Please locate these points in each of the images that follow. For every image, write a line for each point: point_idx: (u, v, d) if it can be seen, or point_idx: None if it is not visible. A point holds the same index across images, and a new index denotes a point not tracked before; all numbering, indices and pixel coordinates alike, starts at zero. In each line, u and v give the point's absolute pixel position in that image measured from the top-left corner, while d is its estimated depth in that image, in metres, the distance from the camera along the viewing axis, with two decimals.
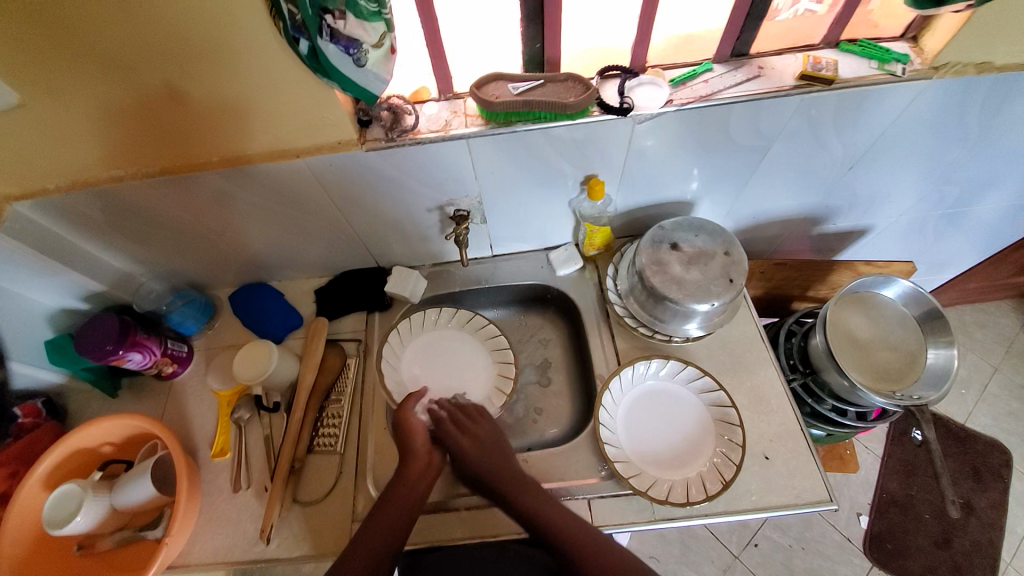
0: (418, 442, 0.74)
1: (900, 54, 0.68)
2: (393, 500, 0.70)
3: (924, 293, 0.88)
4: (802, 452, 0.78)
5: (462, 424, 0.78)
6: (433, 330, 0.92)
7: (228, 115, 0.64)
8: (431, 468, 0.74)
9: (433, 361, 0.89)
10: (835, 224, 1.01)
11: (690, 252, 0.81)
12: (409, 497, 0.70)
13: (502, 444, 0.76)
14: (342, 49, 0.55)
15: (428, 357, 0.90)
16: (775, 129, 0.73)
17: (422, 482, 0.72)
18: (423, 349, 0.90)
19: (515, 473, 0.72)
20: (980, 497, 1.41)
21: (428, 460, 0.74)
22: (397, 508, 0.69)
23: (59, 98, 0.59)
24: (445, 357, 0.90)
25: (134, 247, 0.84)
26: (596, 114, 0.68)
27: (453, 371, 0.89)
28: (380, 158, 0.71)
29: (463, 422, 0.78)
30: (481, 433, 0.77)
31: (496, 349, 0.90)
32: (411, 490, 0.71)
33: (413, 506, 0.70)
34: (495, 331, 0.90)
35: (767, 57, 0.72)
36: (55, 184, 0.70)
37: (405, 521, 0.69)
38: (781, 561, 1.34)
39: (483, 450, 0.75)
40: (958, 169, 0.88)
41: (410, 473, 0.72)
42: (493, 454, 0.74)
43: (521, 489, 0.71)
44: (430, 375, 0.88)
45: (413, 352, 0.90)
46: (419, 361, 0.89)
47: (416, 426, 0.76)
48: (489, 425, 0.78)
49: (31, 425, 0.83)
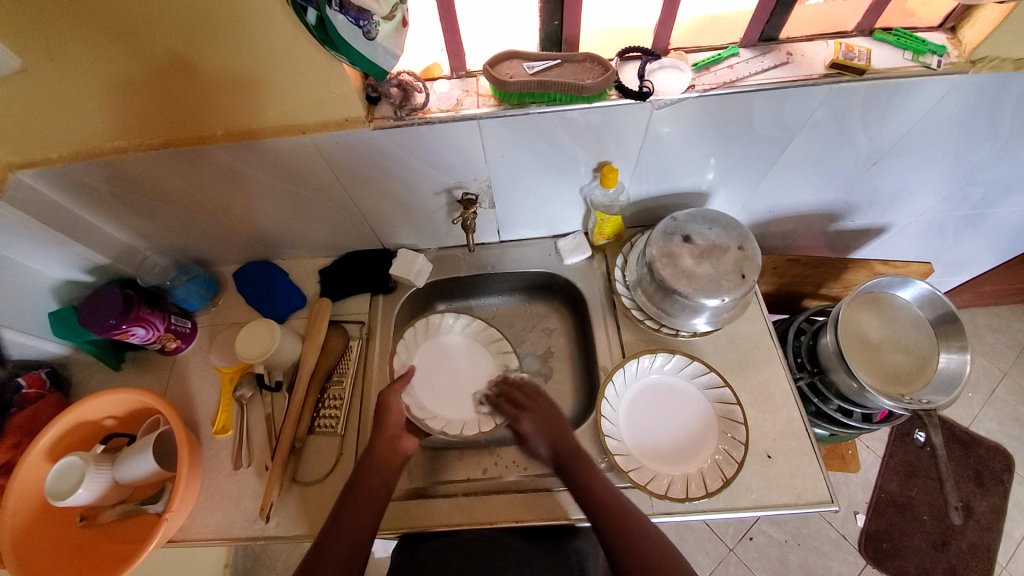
0: (392, 422, 0.75)
1: (937, 46, 0.65)
2: (361, 484, 0.69)
3: (940, 294, 0.85)
4: (806, 453, 0.77)
5: (519, 401, 0.78)
6: (447, 336, 0.91)
7: (237, 90, 0.63)
8: (398, 454, 0.73)
9: (442, 367, 0.89)
10: (852, 221, 0.98)
11: (702, 245, 0.78)
12: (376, 483, 0.70)
13: (559, 419, 0.75)
14: (351, 20, 0.53)
15: (437, 364, 0.89)
16: (799, 120, 0.70)
17: (389, 470, 0.71)
18: (434, 355, 0.90)
19: (574, 446, 0.72)
20: (979, 501, 1.40)
21: (394, 444, 0.73)
22: (369, 495, 0.69)
23: (62, 64, 0.57)
24: (454, 363, 0.90)
25: (138, 221, 0.83)
26: (614, 97, 0.66)
27: (460, 378, 0.88)
28: (388, 137, 0.69)
29: (519, 401, 0.78)
30: (539, 408, 0.76)
31: (501, 357, 0.90)
32: (380, 473, 0.71)
33: (382, 492, 0.70)
34: (503, 339, 0.91)
35: (796, 44, 0.68)
36: (58, 153, 0.69)
37: (376, 507, 0.68)
38: (776, 556, 1.34)
39: (542, 425, 0.74)
40: (986, 169, 0.84)
41: (376, 455, 0.72)
42: (547, 429, 0.73)
43: (574, 459, 0.70)
44: (439, 380, 0.88)
45: (424, 357, 0.89)
46: (430, 367, 0.89)
47: (392, 406, 0.77)
48: (548, 401, 0.78)
49: (35, 396, 0.83)
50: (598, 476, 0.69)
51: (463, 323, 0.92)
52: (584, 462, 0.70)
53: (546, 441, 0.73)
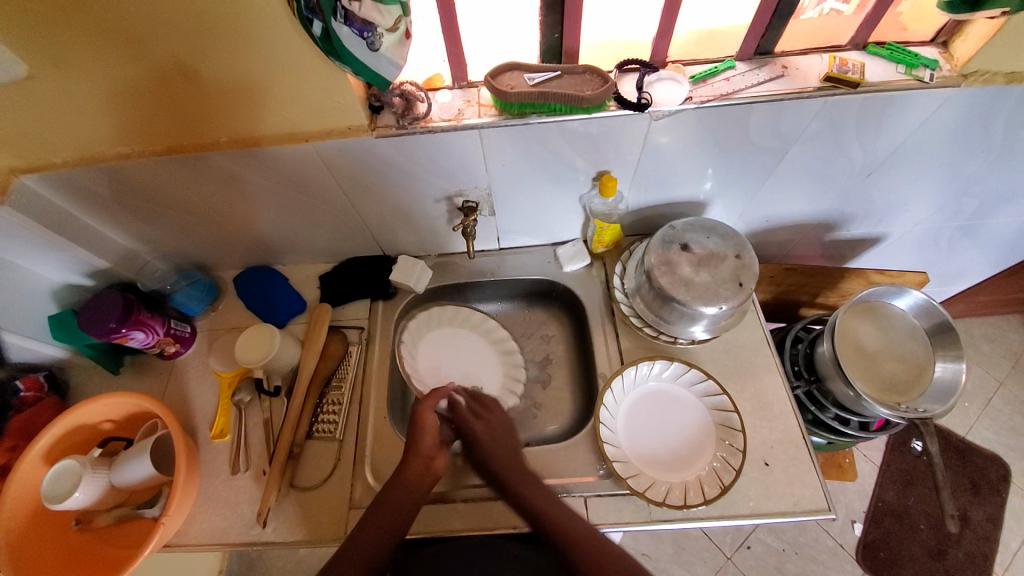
0: (425, 441, 0.72)
1: (928, 60, 0.66)
2: (389, 501, 0.68)
3: (935, 304, 0.87)
4: (803, 461, 0.77)
5: (479, 410, 0.76)
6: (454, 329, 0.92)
7: (240, 98, 0.64)
8: (428, 474, 0.71)
9: (450, 356, 0.89)
10: (848, 231, 0.99)
11: (700, 254, 0.79)
12: (402, 501, 0.68)
13: (514, 434, 0.75)
14: (356, 32, 0.54)
15: (445, 351, 0.89)
16: (795, 131, 0.72)
17: (418, 487, 0.70)
18: (444, 344, 0.90)
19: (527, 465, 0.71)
20: (976, 510, 1.40)
21: (428, 463, 0.71)
22: (395, 510, 0.68)
23: (68, 71, 0.58)
24: (460, 354, 0.90)
25: (140, 226, 0.83)
26: (613, 108, 0.67)
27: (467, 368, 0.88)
28: (390, 145, 0.70)
29: (478, 410, 0.76)
30: (496, 420, 0.76)
31: (506, 359, 0.91)
32: (407, 493, 0.69)
33: (410, 509, 0.68)
34: (510, 341, 0.92)
35: (792, 57, 0.70)
36: (62, 158, 0.69)
37: (401, 523, 0.67)
38: (774, 565, 1.34)
39: (498, 440, 0.73)
40: (980, 180, 0.86)
41: (409, 474, 0.70)
42: (505, 445, 0.73)
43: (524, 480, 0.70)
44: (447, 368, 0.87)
45: (432, 343, 0.89)
46: (438, 355, 0.88)
47: (428, 425, 0.73)
48: (504, 413, 0.77)
49: (33, 399, 0.83)
50: (553, 499, 0.68)
51: (467, 315, 0.92)
52: (535, 485, 0.69)
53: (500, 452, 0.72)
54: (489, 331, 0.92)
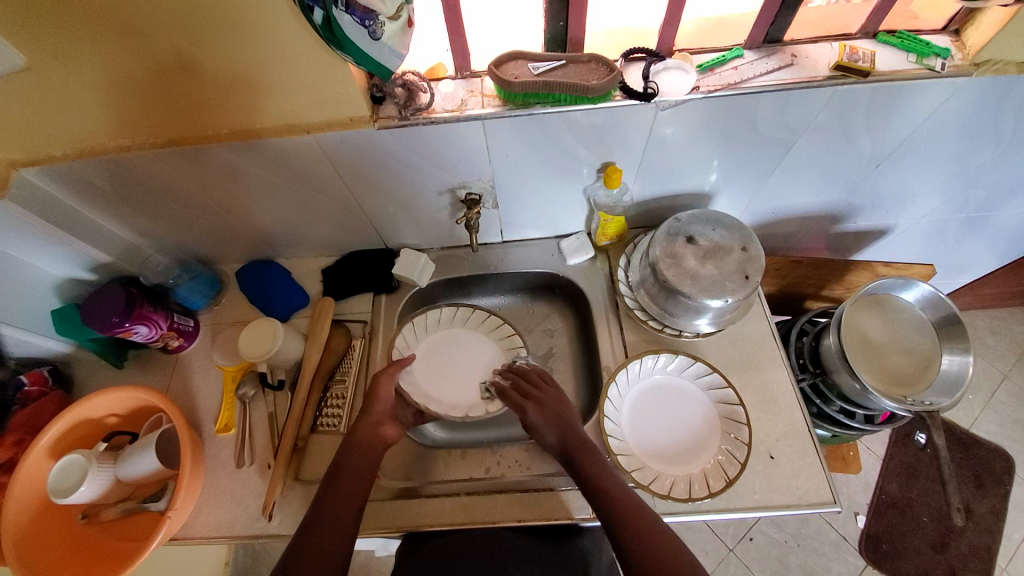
0: (378, 408, 0.75)
1: (941, 49, 0.65)
2: (343, 473, 0.69)
3: (943, 296, 0.85)
4: (808, 454, 0.77)
5: (528, 391, 0.77)
6: (464, 327, 0.91)
7: (240, 88, 0.63)
8: (381, 439, 0.73)
9: (450, 352, 0.89)
10: (855, 223, 0.98)
11: (705, 246, 0.78)
12: (358, 470, 0.69)
13: (570, 412, 0.75)
14: (357, 20, 0.53)
15: (445, 347, 0.89)
16: (804, 122, 0.71)
17: (371, 455, 0.71)
18: (449, 337, 0.90)
19: (583, 438, 0.72)
20: (980, 503, 1.40)
21: (377, 428, 0.73)
22: (353, 484, 0.69)
23: (66, 63, 0.57)
24: (462, 350, 0.89)
25: (140, 219, 0.83)
26: (618, 98, 0.66)
27: (468, 364, 0.88)
28: (392, 137, 0.69)
29: (528, 390, 0.77)
30: (548, 399, 0.76)
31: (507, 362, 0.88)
32: (360, 458, 0.71)
33: (365, 483, 0.69)
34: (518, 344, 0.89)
35: (801, 45, 0.68)
36: (62, 152, 0.69)
37: (360, 494, 0.68)
38: (776, 556, 1.34)
39: (552, 414, 0.74)
40: (988, 172, 0.85)
41: (359, 440, 0.72)
42: (559, 419, 0.73)
43: (581, 452, 0.71)
44: (445, 364, 0.88)
45: (434, 340, 0.89)
46: (439, 352, 0.89)
47: (384, 394, 0.76)
48: (556, 391, 0.77)
49: (37, 394, 0.83)
50: (608, 470, 0.69)
51: (471, 314, 0.91)
52: (593, 456, 0.70)
53: (554, 429, 0.73)
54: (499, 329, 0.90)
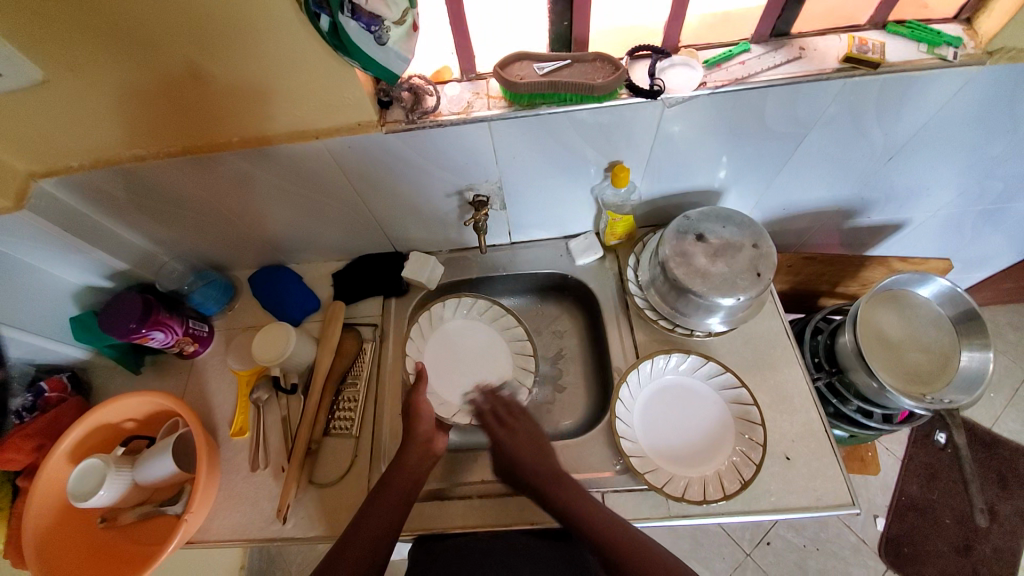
0: (423, 426, 0.75)
1: (952, 37, 0.64)
2: (392, 486, 0.70)
3: (961, 291, 0.84)
4: (825, 454, 0.76)
5: (504, 418, 0.76)
6: (477, 321, 0.92)
7: (248, 96, 0.64)
8: (431, 454, 0.74)
9: (459, 351, 0.89)
10: (869, 218, 0.97)
11: (716, 244, 0.78)
12: (405, 484, 0.70)
13: (542, 444, 0.73)
14: (363, 26, 0.54)
15: (453, 346, 0.89)
16: (813, 116, 0.70)
17: (417, 472, 0.72)
18: (460, 336, 0.90)
19: (554, 470, 0.71)
20: (1005, 504, 1.37)
21: (428, 446, 0.74)
22: (395, 495, 0.69)
23: (81, 75, 0.58)
24: (474, 352, 0.89)
25: (155, 227, 0.84)
26: (624, 96, 0.66)
27: (478, 360, 0.88)
28: (400, 140, 0.70)
29: (506, 417, 0.77)
30: (522, 427, 0.75)
31: (522, 372, 0.87)
32: (410, 474, 0.71)
33: (409, 498, 0.70)
34: (528, 344, 0.89)
35: (809, 38, 0.68)
36: (79, 162, 0.70)
37: (404, 508, 0.69)
38: (794, 561, 1.32)
39: (522, 445, 0.73)
40: (1005, 163, 0.83)
41: (410, 457, 0.72)
42: (531, 449, 0.72)
43: (555, 483, 0.69)
44: (452, 363, 0.88)
45: (440, 338, 0.89)
46: (447, 350, 0.89)
47: (425, 411, 0.76)
48: (532, 422, 0.76)
49: (57, 400, 0.85)
50: (584, 496, 0.69)
51: (482, 307, 0.92)
52: (569, 488, 0.69)
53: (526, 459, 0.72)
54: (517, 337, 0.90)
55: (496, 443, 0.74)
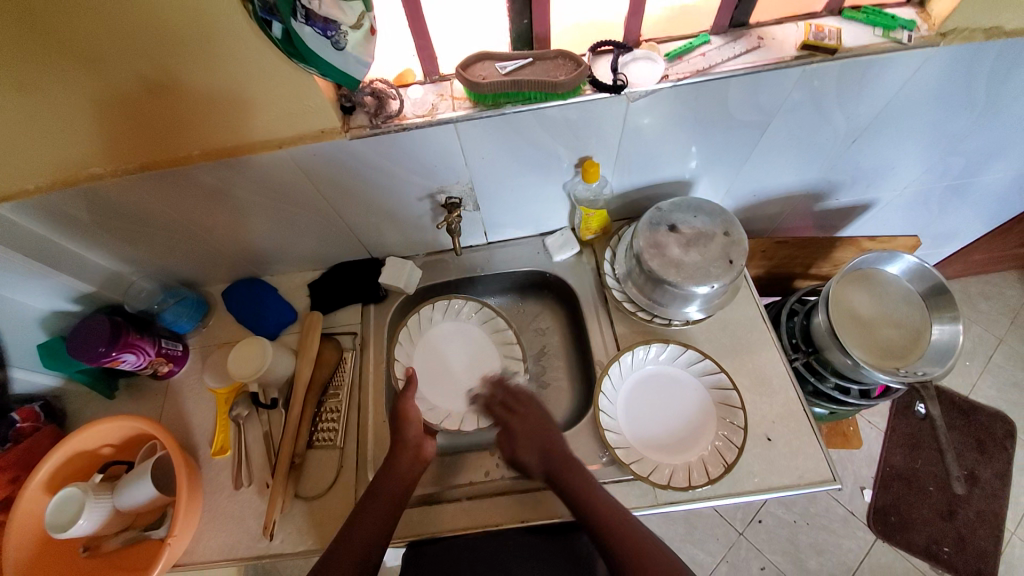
0: (412, 430, 0.75)
1: (906, 21, 0.65)
2: (381, 491, 0.69)
3: (929, 267, 0.86)
4: (806, 433, 0.77)
5: (512, 406, 0.78)
6: (467, 324, 0.91)
7: (207, 107, 0.62)
8: (420, 460, 0.73)
9: (450, 355, 0.89)
10: (837, 199, 0.99)
11: (688, 233, 0.78)
12: (395, 487, 0.70)
13: (549, 428, 0.75)
14: (318, 31, 0.52)
15: (443, 352, 0.89)
16: (776, 103, 0.71)
17: (409, 476, 0.71)
18: (449, 343, 0.90)
19: (564, 456, 0.72)
20: (984, 468, 1.41)
21: (417, 451, 0.73)
22: (386, 500, 0.69)
23: (27, 95, 0.56)
24: (464, 358, 0.89)
25: (120, 247, 0.82)
26: (589, 92, 0.66)
27: (467, 366, 0.89)
28: (366, 145, 0.69)
29: (512, 404, 0.78)
30: (530, 415, 0.76)
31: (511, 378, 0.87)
32: (399, 479, 0.71)
33: (400, 504, 0.69)
34: (518, 347, 0.89)
35: (766, 27, 0.69)
36: (36, 184, 0.68)
37: (394, 513, 0.68)
38: (786, 537, 1.35)
39: (536, 433, 0.74)
40: (964, 139, 0.85)
41: (399, 463, 0.72)
42: (540, 435, 0.74)
43: (568, 470, 0.70)
44: (441, 373, 0.88)
45: (430, 348, 0.89)
46: (436, 360, 0.89)
47: (413, 415, 0.76)
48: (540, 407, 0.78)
49: (30, 430, 0.82)
50: (593, 486, 0.69)
51: (471, 310, 0.91)
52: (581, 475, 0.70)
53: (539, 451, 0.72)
54: (505, 342, 0.89)
55: (509, 427, 0.76)
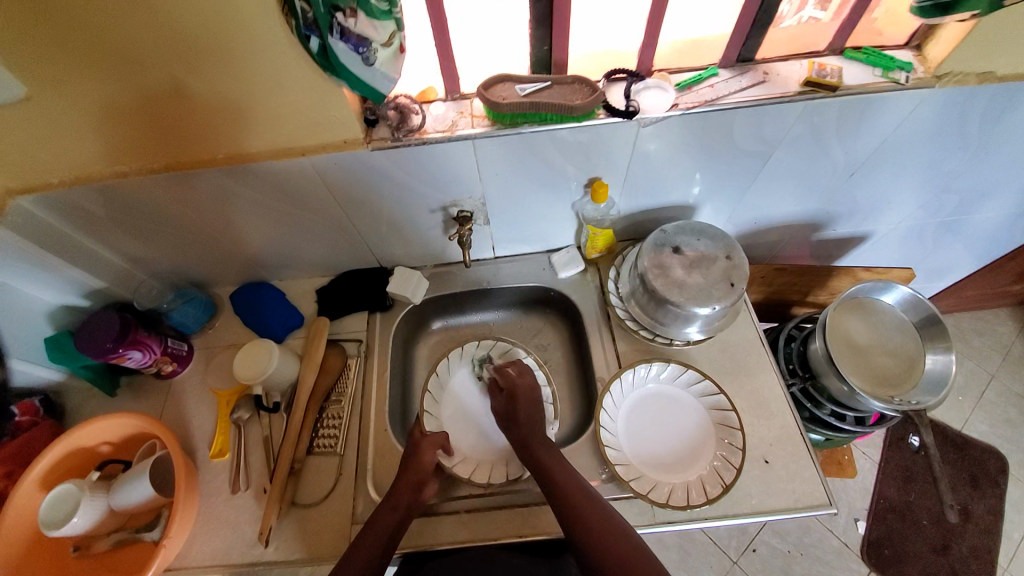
0: (419, 463, 0.75)
1: (903, 63, 0.69)
2: (378, 516, 0.70)
3: (923, 298, 0.88)
4: (802, 457, 0.78)
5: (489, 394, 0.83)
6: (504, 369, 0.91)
7: (234, 113, 0.65)
8: (419, 492, 0.73)
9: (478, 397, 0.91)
10: (835, 230, 1.02)
11: (692, 256, 0.81)
12: (389, 517, 0.70)
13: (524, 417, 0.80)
14: (352, 48, 0.55)
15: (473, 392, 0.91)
16: (778, 135, 0.74)
17: (409, 509, 0.72)
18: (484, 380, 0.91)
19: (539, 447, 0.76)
20: (977, 504, 1.42)
21: (418, 486, 0.73)
22: (384, 522, 0.70)
23: (66, 93, 0.59)
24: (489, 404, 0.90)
25: (136, 244, 0.83)
26: (602, 116, 0.69)
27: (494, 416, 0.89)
28: (385, 158, 0.72)
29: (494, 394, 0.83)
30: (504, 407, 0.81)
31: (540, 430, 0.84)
32: (394, 508, 0.71)
33: (396, 528, 0.70)
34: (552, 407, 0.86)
35: (771, 64, 0.72)
36: (60, 179, 0.70)
37: (391, 536, 0.69)
38: (779, 567, 1.34)
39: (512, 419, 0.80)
40: (957, 178, 0.88)
41: (397, 491, 0.72)
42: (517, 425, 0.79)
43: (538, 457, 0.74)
44: (471, 407, 0.90)
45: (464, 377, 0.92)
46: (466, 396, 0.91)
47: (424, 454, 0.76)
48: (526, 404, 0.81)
49: (27, 424, 0.82)
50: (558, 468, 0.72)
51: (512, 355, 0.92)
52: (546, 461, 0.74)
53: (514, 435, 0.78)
54: (544, 393, 0.87)
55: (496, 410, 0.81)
